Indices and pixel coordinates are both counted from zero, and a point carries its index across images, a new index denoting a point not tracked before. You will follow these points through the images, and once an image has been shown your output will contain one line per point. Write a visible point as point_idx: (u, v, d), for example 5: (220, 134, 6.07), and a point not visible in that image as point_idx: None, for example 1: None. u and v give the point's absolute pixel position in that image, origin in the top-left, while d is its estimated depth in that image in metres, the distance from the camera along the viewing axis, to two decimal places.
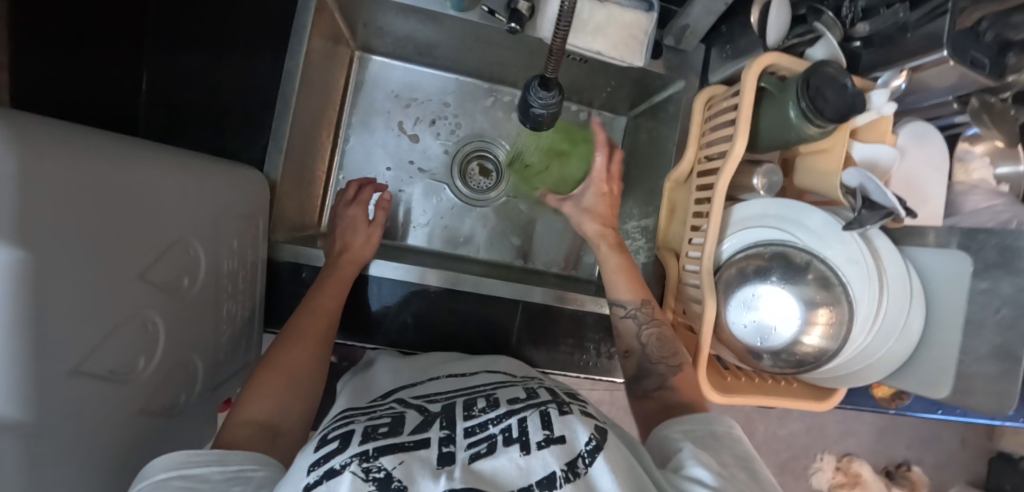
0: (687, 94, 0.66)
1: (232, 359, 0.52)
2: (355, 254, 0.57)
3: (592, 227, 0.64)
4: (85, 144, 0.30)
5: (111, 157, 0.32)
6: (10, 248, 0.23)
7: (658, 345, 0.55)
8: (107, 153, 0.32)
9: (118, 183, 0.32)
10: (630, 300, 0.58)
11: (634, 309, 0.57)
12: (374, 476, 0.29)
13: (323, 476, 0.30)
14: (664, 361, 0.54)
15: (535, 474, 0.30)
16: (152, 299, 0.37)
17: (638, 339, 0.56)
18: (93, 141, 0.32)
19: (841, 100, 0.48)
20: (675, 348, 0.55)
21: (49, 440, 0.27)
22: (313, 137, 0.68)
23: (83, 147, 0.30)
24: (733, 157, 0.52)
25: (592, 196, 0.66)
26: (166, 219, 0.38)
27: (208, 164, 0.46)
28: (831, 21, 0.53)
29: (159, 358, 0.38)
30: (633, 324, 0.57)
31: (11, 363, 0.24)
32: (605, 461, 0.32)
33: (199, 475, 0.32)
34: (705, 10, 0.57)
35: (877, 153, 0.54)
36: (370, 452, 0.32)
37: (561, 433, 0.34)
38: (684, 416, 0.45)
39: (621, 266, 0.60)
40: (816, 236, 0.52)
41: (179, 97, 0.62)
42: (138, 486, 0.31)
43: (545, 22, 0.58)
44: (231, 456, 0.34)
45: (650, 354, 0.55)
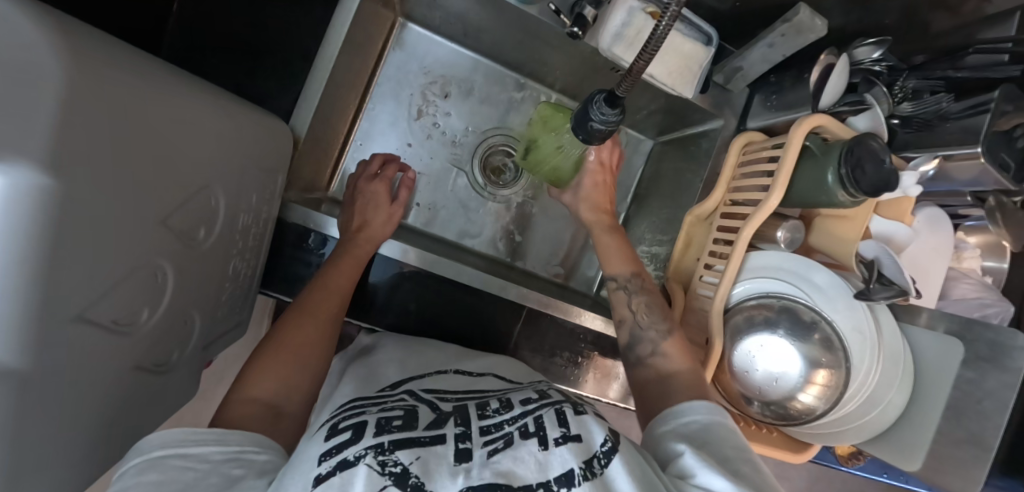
0: (723, 134, 0.67)
1: (227, 318, 0.49)
2: (373, 233, 0.55)
3: (588, 215, 0.66)
4: (127, 70, 0.27)
5: (152, 89, 0.29)
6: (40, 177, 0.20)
7: (648, 311, 0.55)
8: (147, 83, 0.29)
9: (157, 117, 0.29)
10: (622, 271, 0.59)
11: (626, 281, 0.58)
12: (391, 470, 0.29)
13: (337, 466, 0.29)
14: (654, 327, 0.54)
15: (553, 470, 0.31)
16: (167, 245, 0.34)
17: (629, 308, 0.56)
18: (134, 67, 0.29)
19: (877, 175, 0.50)
20: (665, 315, 0.55)
21: (44, 387, 0.25)
22: (342, 98, 0.64)
23: (126, 74, 0.27)
24: (765, 207, 0.53)
25: (591, 186, 0.66)
26: (196, 162, 0.35)
27: (240, 109, 0.42)
28: (881, 95, 0.55)
29: (163, 309, 0.36)
30: (625, 295, 0.57)
31: (18, 305, 0.21)
32: (621, 462, 0.33)
33: (198, 455, 0.31)
34: (763, 56, 0.58)
35: (892, 230, 0.57)
36: (386, 445, 0.31)
37: (578, 432, 0.35)
38: (679, 407, 0.45)
39: (613, 243, 0.62)
40: (825, 297, 0.53)
41: (209, 27, 0.57)
42: (132, 463, 0.30)
43: (606, 34, 0.57)
44: (231, 436, 0.34)
45: (643, 322, 0.54)
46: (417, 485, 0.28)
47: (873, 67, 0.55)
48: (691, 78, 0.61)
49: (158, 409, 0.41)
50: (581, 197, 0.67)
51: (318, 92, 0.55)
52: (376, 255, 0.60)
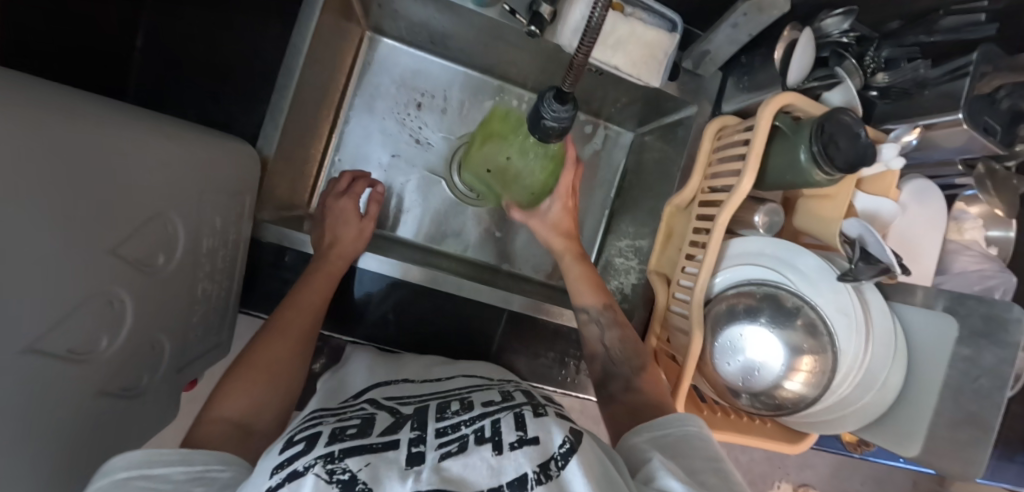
0: (698, 120, 0.65)
1: (203, 340, 0.50)
2: (345, 249, 0.55)
3: (558, 243, 0.63)
4: (60, 105, 0.28)
5: (89, 123, 0.30)
6: None
7: (620, 347, 0.55)
8: (79, 116, 0.29)
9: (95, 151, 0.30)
10: (592, 304, 0.59)
11: (596, 314, 0.58)
12: (338, 478, 0.30)
13: (286, 477, 0.30)
14: (628, 363, 0.54)
15: (506, 474, 0.32)
16: (121, 274, 0.35)
17: (601, 343, 0.57)
18: (75, 107, 0.30)
19: (853, 149, 0.48)
20: (637, 349, 0.55)
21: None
22: (312, 115, 0.65)
23: (58, 111, 0.28)
24: (738, 193, 0.52)
25: (558, 210, 0.63)
26: (146, 191, 0.36)
27: (196, 136, 0.43)
28: (852, 69, 0.53)
29: (124, 337, 0.37)
30: (596, 329, 0.58)
31: None
32: (577, 464, 0.33)
33: (162, 476, 0.32)
34: (729, 37, 0.57)
35: (878, 206, 0.54)
36: (336, 454, 0.33)
37: (534, 435, 0.36)
38: (656, 419, 0.45)
39: (582, 274, 0.60)
40: (806, 280, 0.52)
41: (176, 58, 0.59)
42: (97, 484, 0.30)
43: (567, 29, 0.57)
44: (197, 456, 0.34)
45: (614, 356, 0.55)
46: (362, 488, 0.29)
47: (841, 39, 0.53)
48: (658, 67, 0.60)
49: (132, 433, 0.42)
50: (549, 224, 0.64)
51: (284, 112, 0.56)
52: (358, 270, 0.61)
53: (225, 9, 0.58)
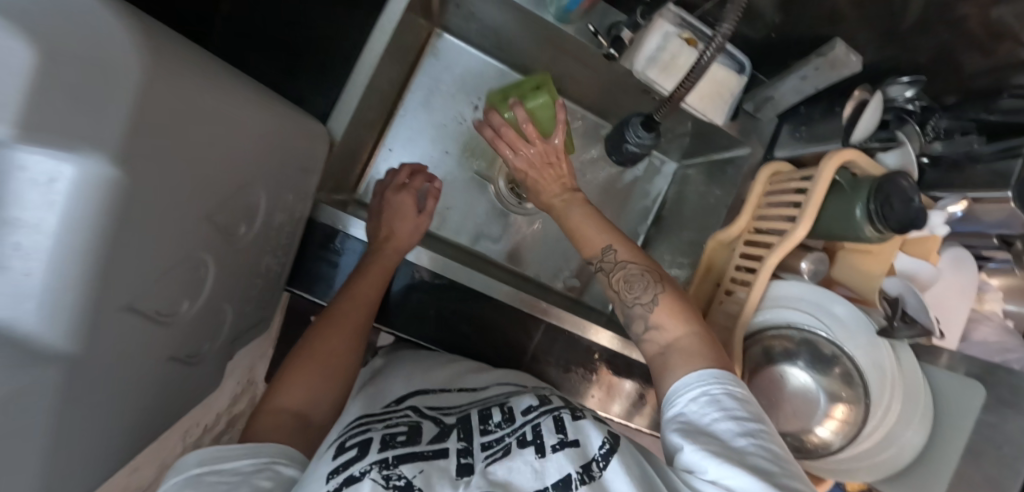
0: (750, 162, 0.65)
1: (255, 313, 0.50)
2: (401, 242, 0.55)
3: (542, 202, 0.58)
4: (173, 71, 0.28)
5: (189, 86, 0.29)
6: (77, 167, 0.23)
7: (629, 287, 0.49)
8: (187, 80, 0.30)
9: (203, 111, 0.31)
10: (594, 251, 0.52)
11: (597, 262, 0.52)
12: (394, 483, 0.33)
13: (343, 482, 0.33)
14: (639, 303, 0.48)
15: (550, 477, 0.34)
16: (208, 242, 0.36)
17: (609, 288, 0.51)
18: (188, 73, 0.30)
19: (906, 212, 0.50)
20: (646, 285, 0.48)
21: (88, 351, 0.27)
22: (379, 103, 0.65)
23: (174, 77, 0.28)
24: (791, 239, 0.54)
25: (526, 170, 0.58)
26: (238, 162, 0.36)
27: (283, 110, 0.43)
28: (913, 133, 0.57)
29: (203, 299, 0.38)
30: (604, 276, 0.51)
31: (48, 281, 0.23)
32: (618, 463, 0.35)
33: (231, 469, 0.34)
34: (796, 87, 0.59)
35: (917, 267, 0.57)
36: (389, 460, 0.35)
37: (575, 437, 0.38)
38: (673, 388, 0.42)
39: (576, 222, 0.54)
40: (845, 330, 0.53)
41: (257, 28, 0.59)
42: (172, 481, 0.33)
43: (640, 57, 0.58)
44: (264, 449, 0.37)
45: (625, 300, 0.49)
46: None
47: (906, 105, 0.57)
48: (723, 105, 0.61)
49: (186, 399, 0.42)
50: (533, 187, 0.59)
51: (356, 96, 0.56)
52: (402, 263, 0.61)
53: None
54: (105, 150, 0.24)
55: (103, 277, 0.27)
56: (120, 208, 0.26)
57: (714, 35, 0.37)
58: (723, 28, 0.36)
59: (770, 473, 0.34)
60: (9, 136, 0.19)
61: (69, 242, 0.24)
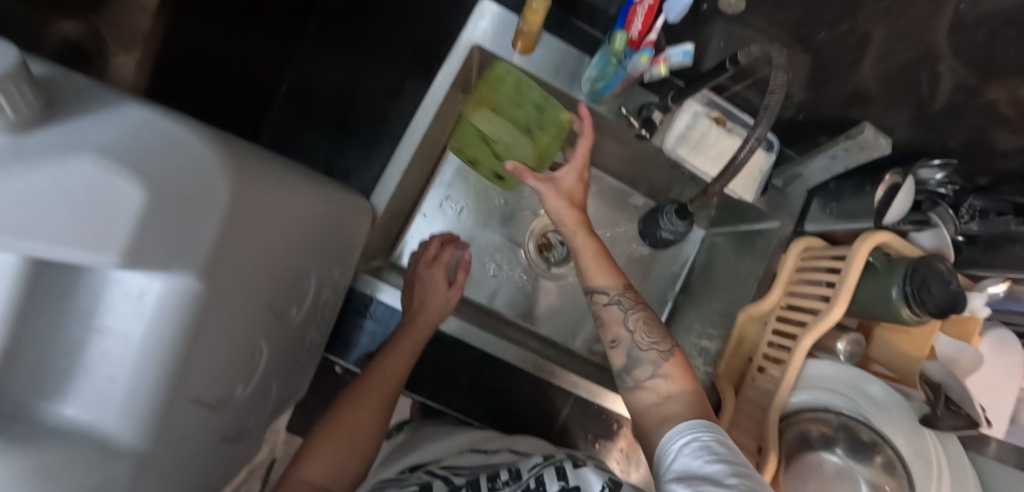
0: (780, 235, 0.65)
1: (294, 384, 0.51)
2: (431, 316, 0.55)
3: (569, 216, 0.53)
4: (253, 183, 0.31)
5: (266, 192, 0.33)
6: (166, 282, 0.26)
7: (646, 330, 0.48)
8: (264, 187, 0.33)
9: (274, 214, 0.34)
10: (610, 285, 0.50)
11: (616, 294, 0.50)
12: None
13: None
14: (654, 347, 0.48)
15: None
16: (265, 329, 0.38)
17: (625, 326, 0.49)
18: (265, 179, 0.33)
19: (944, 296, 0.50)
20: (664, 333, 0.49)
21: (156, 447, 0.29)
22: (417, 173, 0.68)
23: (255, 188, 0.31)
24: (828, 320, 0.54)
25: (573, 180, 0.54)
26: (295, 252, 0.39)
27: (335, 194, 0.47)
28: (945, 215, 0.58)
29: (254, 382, 0.40)
30: (618, 311, 0.49)
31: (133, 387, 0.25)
32: None
33: None
34: (824, 168, 0.61)
35: (957, 350, 0.56)
36: None
37: (576, 483, 0.42)
38: (664, 440, 0.42)
39: (598, 251, 0.52)
40: (882, 411, 0.52)
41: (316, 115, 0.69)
42: None
43: (671, 135, 0.61)
44: None
45: (638, 340, 0.48)
46: None
47: (938, 188, 0.58)
48: (752, 183, 0.63)
49: (228, 475, 0.43)
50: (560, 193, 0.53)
51: (400, 171, 0.60)
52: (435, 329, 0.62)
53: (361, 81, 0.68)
54: (192, 268, 0.26)
55: (178, 376, 0.29)
56: (199, 313, 0.28)
57: (751, 131, 0.41)
58: (759, 129, 0.40)
59: None
60: (110, 263, 0.21)
61: (152, 346, 0.26)
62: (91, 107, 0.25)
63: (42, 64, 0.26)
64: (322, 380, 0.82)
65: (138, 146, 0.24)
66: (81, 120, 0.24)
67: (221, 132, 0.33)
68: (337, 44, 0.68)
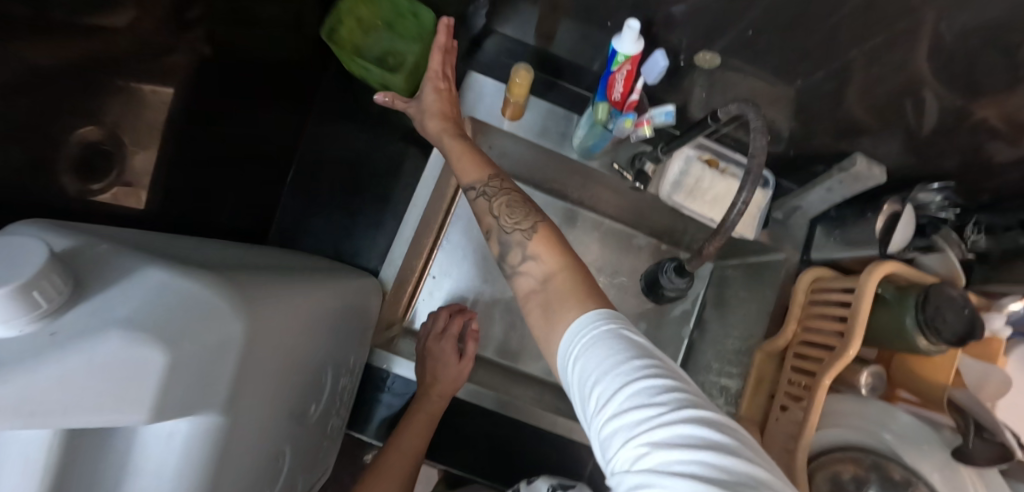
0: (787, 267, 0.65)
1: (318, 471, 0.52)
2: (444, 390, 0.56)
3: (432, 125, 0.53)
4: (263, 310, 0.32)
5: (278, 312, 0.34)
6: (192, 420, 0.27)
7: (508, 210, 0.44)
8: (274, 308, 0.34)
9: (286, 328, 0.35)
10: (475, 178, 0.47)
11: (480, 185, 0.46)
12: None
13: None
14: (518, 228, 0.43)
15: None
16: (285, 434, 0.39)
17: (490, 213, 0.45)
18: (275, 301, 0.34)
19: (959, 322, 0.50)
20: (528, 210, 0.44)
21: None
22: (421, 239, 0.70)
23: (266, 314, 0.32)
24: (845, 357, 0.52)
25: (429, 93, 0.54)
26: (308, 354, 0.40)
27: (342, 286, 0.48)
28: (951, 239, 0.57)
29: (279, 487, 0.40)
30: (484, 200, 0.46)
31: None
32: None
33: None
34: (822, 199, 0.61)
35: (985, 372, 0.54)
36: None
37: None
38: (561, 347, 0.36)
39: (458, 149, 0.50)
40: (909, 447, 0.51)
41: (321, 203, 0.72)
42: None
43: (665, 182, 0.62)
44: None
45: (501, 224, 0.44)
46: None
47: (940, 211, 0.58)
48: (753, 221, 0.63)
49: None
50: (423, 110, 0.54)
51: (404, 246, 0.62)
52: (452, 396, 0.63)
53: (366, 166, 0.73)
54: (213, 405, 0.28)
55: None
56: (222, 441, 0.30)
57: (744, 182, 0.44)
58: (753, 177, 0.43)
59: (712, 438, 0.27)
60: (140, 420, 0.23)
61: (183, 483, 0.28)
62: (113, 275, 0.26)
63: (66, 237, 0.28)
64: (347, 446, 0.83)
65: (157, 309, 0.25)
66: (106, 291, 0.25)
67: (233, 265, 0.35)
68: (339, 136, 0.73)
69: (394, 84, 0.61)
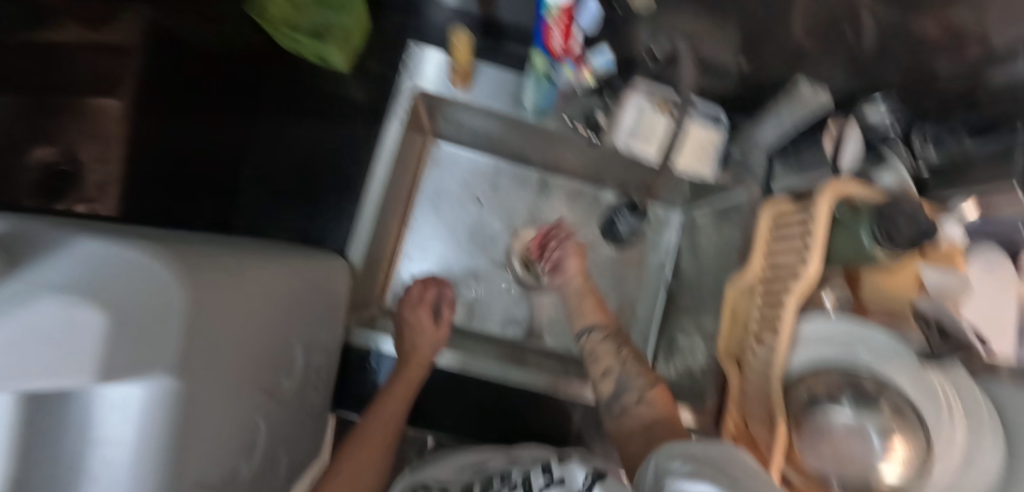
0: (750, 204, 0.66)
1: (304, 449, 0.53)
2: (421, 356, 0.59)
3: None
4: (211, 277, 0.33)
5: (230, 280, 0.34)
6: (147, 384, 0.27)
7: None
8: (225, 276, 0.34)
9: (239, 297, 0.35)
10: None
11: None
12: None
13: None
14: None
15: None
16: (258, 406, 0.39)
17: None
18: (223, 269, 0.35)
19: (912, 227, 0.53)
20: None
21: None
22: (389, 219, 0.71)
23: (212, 281, 0.32)
24: (807, 278, 0.53)
25: None
26: (273, 326, 0.41)
27: (304, 264, 0.48)
28: (899, 150, 0.60)
29: (257, 460, 0.41)
30: None
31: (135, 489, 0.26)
32: None
33: None
34: (775, 129, 0.63)
35: (946, 281, 0.52)
36: None
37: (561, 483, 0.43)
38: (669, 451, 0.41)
39: None
40: (878, 357, 0.53)
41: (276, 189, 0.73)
42: None
43: (621, 131, 0.60)
44: None
45: None
46: None
47: (885, 126, 0.61)
48: (707, 158, 0.64)
49: None
50: None
51: (370, 224, 0.63)
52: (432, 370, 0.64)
53: (313, 146, 0.73)
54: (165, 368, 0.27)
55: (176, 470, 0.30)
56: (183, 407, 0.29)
57: None
58: None
59: None
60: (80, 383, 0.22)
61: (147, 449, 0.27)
62: (44, 249, 0.26)
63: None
64: None
65: (88, 271, 0.25)
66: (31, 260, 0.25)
67: (178, 239, 0.35)
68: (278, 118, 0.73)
69: (332, 60, 0.68)
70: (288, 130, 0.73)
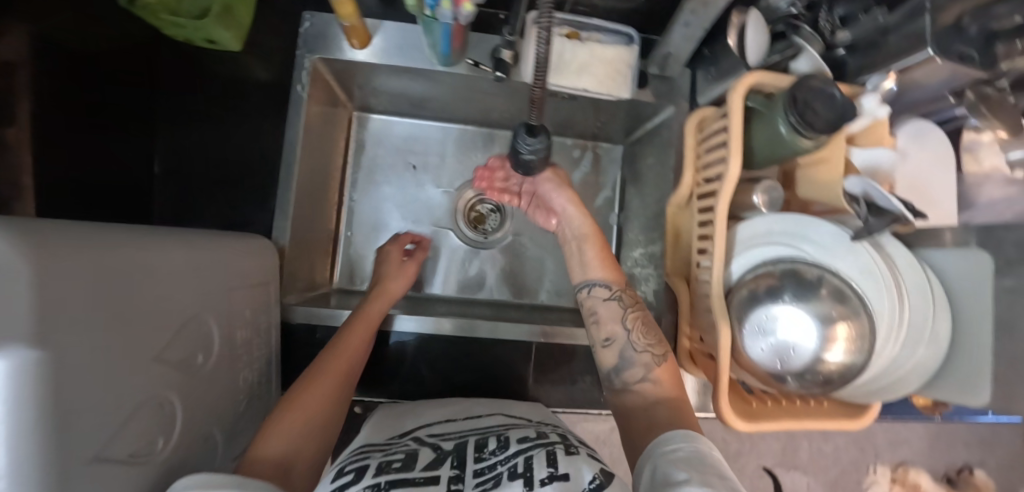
0: (678, 119, 0.65)
1: (245, 427, 0.55)
2: (388, 293, 0.65)
3: None
4: (90, 239, 0.30)
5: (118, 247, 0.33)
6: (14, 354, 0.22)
7: None
8: (110, 241, 0.32)
9: (131, 262, 0.33)
10: None
11: None
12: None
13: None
14: None
15: None
16: (169, 380, 0.39)
17: None
18: (111, 234, 0.33)
19: (831, 110, 0.48)
20: None
21: None
22: (320, 197, 0.70)
23: (92, 245, 0.30)
24: (729, 178, 0.51)
25: None
26: (180, 300, 0.40)
27: (215, 241, 0.47)
28: (809, 35, 0.56)
29: (177, 434, 0.41)
30: None
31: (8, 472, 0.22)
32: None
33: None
34: (683, 35, 0.57)
35: (879, 157, 0.55)
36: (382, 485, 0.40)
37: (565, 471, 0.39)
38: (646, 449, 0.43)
39: None
40: (823, 249, 0.52)
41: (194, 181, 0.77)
42: None
43: (524, 64, 0.57)
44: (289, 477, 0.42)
45: None
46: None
47: (790, 10, 0.54)
48: (624, 80, 0.61)
49: None
50: None
51: (291, 205, 0.61)
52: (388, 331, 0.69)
53: (231, 135, 0.78)
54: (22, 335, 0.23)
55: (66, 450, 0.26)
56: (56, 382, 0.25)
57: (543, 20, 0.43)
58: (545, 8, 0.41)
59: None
60: None
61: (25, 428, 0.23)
62: None
63: None
64: None
65: None
66: None
67: None
68: (194, 113, 0.77)
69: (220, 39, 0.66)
70: (204, 125, 0.78)
